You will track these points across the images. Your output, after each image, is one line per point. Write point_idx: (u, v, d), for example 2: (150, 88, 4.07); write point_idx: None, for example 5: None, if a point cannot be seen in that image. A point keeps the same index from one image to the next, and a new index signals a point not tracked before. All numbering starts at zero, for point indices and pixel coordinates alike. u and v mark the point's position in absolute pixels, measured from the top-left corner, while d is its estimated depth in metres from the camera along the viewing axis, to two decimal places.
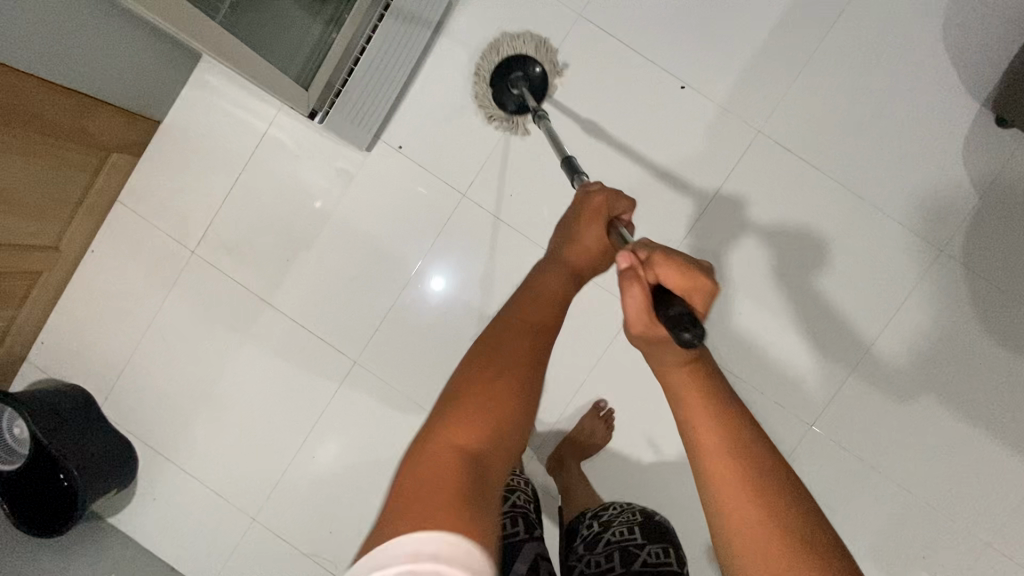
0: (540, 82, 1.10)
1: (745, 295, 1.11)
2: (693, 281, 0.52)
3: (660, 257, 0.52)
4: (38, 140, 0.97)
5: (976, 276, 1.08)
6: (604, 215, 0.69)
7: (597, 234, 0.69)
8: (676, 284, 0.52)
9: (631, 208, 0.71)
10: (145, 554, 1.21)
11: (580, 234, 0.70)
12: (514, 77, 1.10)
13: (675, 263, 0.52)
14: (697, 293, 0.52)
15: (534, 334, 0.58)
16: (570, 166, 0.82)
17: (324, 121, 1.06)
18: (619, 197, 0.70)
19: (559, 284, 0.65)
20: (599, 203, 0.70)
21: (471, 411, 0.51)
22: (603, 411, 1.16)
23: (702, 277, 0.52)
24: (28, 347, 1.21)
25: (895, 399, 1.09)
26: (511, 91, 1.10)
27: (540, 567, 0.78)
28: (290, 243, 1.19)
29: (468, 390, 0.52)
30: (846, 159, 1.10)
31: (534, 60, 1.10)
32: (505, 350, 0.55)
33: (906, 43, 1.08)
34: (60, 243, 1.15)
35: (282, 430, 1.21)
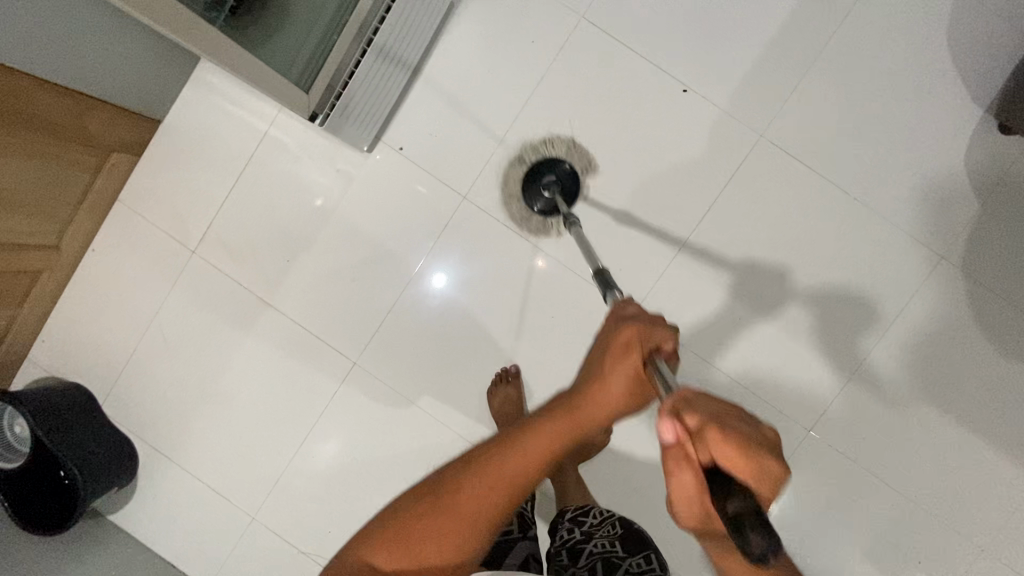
0: (572, 184, 1.12)
1: (744, 300, 1.11)
2: (759, 468, 0.44)
3: (711, 441, 0.44)
4: (39, 140, 0.97)
5: (975, 283, 1.08)
6: (637, 350, 0.55)
7: (626, 378, 0.55)
8: (736, 466, 0.44)
9: (675, 336, 0.56)
10: (145, 551, 1.22)
11: (605, 378, 0.56)
12: (547, 180, 1.12)
13: (735, 444, 0.44)
14: (761, 481, 0.44)
15: (502, 488, 0.53)
16: (602, 282, 0.80)
17: (325, 124, 1.07)
18: (654, 326, 0.56)
19: (550, 436, 0.54)
20: (630, 335, 0.56)
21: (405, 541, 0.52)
22: None
23: (767, 459, 0.44)
24: (29, 345, 1.22)
25: (893, 405, 1.09)
26: (542, 193, 1.12)
27: (530, 566, 0.86)
28: (289, 243, 1.19)
29: (409, 524, 0.53)
30: (848, 164, 1.09)
31: (568, 163, 1.12)
32: (457, 502, 0.53)
33: (910, 48, 1.07)
34: (60, 242, 1.15)
35: (282, 430, 1.21)
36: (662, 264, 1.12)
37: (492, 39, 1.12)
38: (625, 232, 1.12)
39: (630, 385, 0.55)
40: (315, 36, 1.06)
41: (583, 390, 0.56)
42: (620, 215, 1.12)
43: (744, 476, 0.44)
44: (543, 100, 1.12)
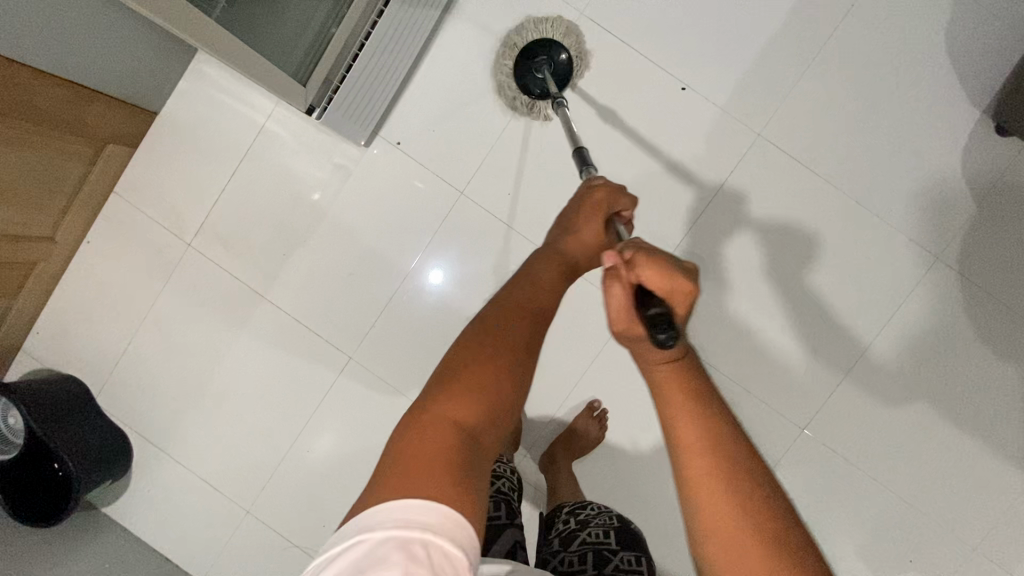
0: (566, 67, 1.09)
1: (740, 297, 1.11)
2: (675, 280, 0.51)
3: (643, 259, 0.51)
4: (34, 131, 0.96)
5: (970, 284, 1.08)
6: (604, 208, 0.69)
7: (597, 229, 0.69)
8: (657, 282, 0.50)
9: (634, 203, 0.71)
10: (139, 544, 1.22)
11: (580, 228, 0.69)
12: (539, 61, 1.08)
13: (658, 259, 0.51)
14: (676, 296, 0.51)
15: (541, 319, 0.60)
16: (580, 158, 0.82)
17: (323, 118, 1.05)
18: (621, 192, 0.70)
19: (550, 272, 0.65)
20: (600, 197, 0.70)
21: (477, 384, 0.52)
22: (597, 411, 1.16)
23: (684, 276, 0.51)
24: (24, 336, 1.21)
25: (888, 405, 1.10)
26: (535, 75, 1.08)
27: (518, 554, 0.80)
28: (286, 238, 1.18)
29: (471, 364, 0.54)
30: (845, 163, 1.09)
31: (565, 49, 1.08)
32: (501, 333, 0.56)
33: (910, 48, 1.07)
34: (55, 234, 1.14)
35: (277, 424, 1.21)
36: None
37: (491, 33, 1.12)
38: None
39: (598, 236, 0.69)
40: (314, 27, 1.06)
41: (565, 240, 0.69)
42: None
43: (662, 292, 0.51)
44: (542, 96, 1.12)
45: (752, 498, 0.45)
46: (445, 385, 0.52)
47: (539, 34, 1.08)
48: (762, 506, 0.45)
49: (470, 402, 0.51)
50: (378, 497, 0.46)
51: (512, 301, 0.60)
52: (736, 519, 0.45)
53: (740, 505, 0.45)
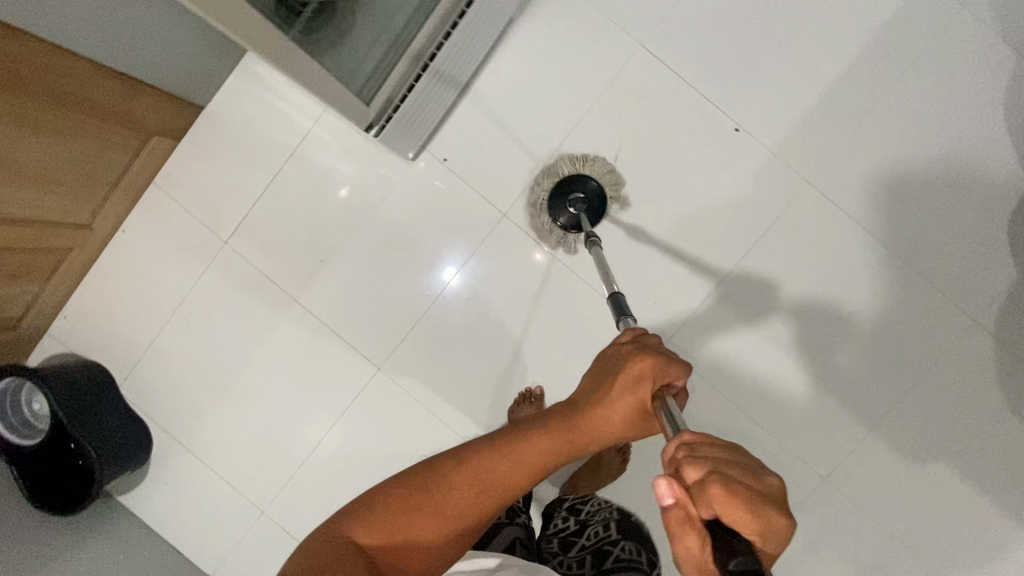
0: (599, 208, 1.11)
1: (772, 343, 1.11)
2: (763, 520, 0.40)
3: (718, 496, 0.39)
4: (84, 121, 0.95)
5: (1003, 350, 1.09)
6: (648, 382, 0.53)
7: (628, 406, 0.54)
8: (742, 525, 0.39)
9: (687, 377, 0.55)
10: (151, 534, 1.23)
11: (606, 398, 0.54)
12: (574, 197, 1.10)
13: (741, 496, 0.39)
14: (766, 541, 0.40)
15: (486, 495, 0.54)
16: (617, 307, 0.79)
17: (380, 136, 1.05)
18: (672, 363, 0.54)
19: (540, 449, 0.54)
20: (644, 366, 0.54)
21: (386, 523, 0.54)
22: (620, 444, 1.15)
23: (772, 512, 0.40)
24: (51, 320, 1.21)
25: (911, 462, 1.10)
26: (567, 209, 1.10)
27: (518, 550, 0.81)
28: (322, 245, 1.18)
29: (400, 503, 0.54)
30: (892, 218, 1.09)
31: (598, 183, 1.11)
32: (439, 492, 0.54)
33: (967, 108, 1.07)
34: (93, 221, 1.13)
35: (299, 428, 1.21)
36: (696, 299, 1.12)
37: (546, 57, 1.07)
38: (661, 266, 1.12)
39: (632, 414, 0.54)
40: (382, 41, 1.02)
41: (587, 411, 0.55)
42: (659, 248, 1.12)
43: (749, 535, 0.40)
44: (592, 125, 1.11)
45: None
46: (361, 514, 0.54)
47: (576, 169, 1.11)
48: None
49: (376, 531, 0.54)
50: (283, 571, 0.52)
51: (467, 459, 0.55)
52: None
53: None
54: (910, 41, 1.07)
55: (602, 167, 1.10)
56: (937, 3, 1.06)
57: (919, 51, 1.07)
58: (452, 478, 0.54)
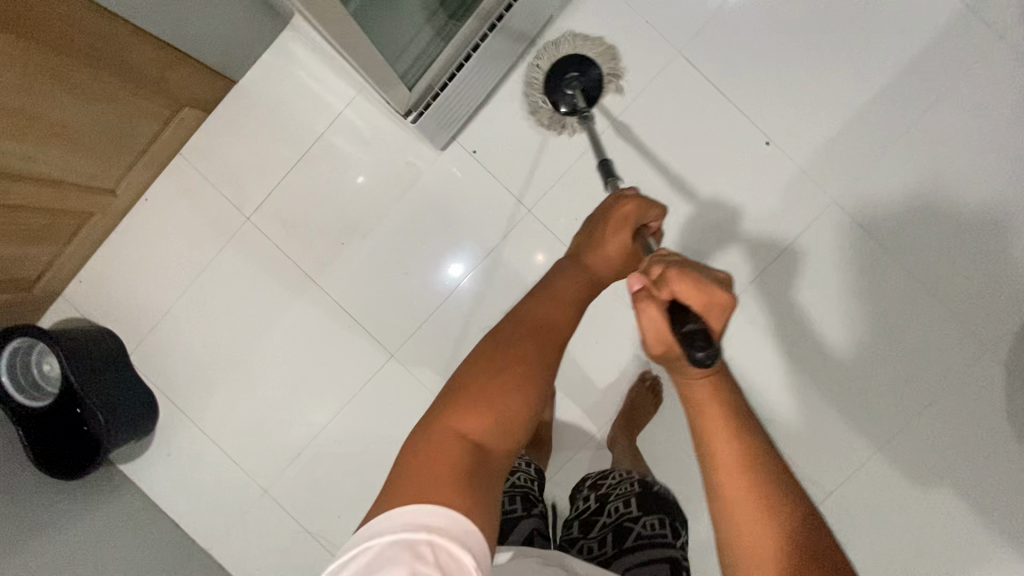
0: (597, 84, 1.07)
1: (786, 356, 1.12)
2: (710, 294, 0.52)
3: (675, 275, 0.52)
4: (118, 86, 0.96)
5: (1016, 381, 1.09)
6: (633, 221, 0.69)
7: (623, 241, 0.69)
8: (692, 295, 0.52)
9: (663, 215, 0.71)
10: (150, 506, 1.22)
11: (605, 240, 0.69)
12: (569, 76, 1.06)
13: (692, 275, 0.51)
14: (712, 309, 0.52)
15: (551, 340, 0.61)
16: (606, 170, 0.86)
17: (417, 123, 1.04)
18: (651, 204, 0.70)
19: (574, 288, 0.66)
20: (628, 210, 0.70)
21: (484, 400, 0.55)
22: (649, 381, 1.16)
23: (719, 288, 0.52)
24: (66, 283, 1.20)
25: (914, 485, 1.11)
26: (566, 90, 1.05)
27: (536, 542, 0.81)
28: (344, 227, 1.18)
29: (483, 377, 0.56)
30: (914, 242, 1.09)
31: (595, 64, 1.07)
32: (514, 352, 0.58)
33: (995, 138, 1.08)
34: (117, 187, 1.13)
35: (307, 409, 1.21)
36: None
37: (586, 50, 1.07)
38: None
39: (623, 253, 0.69)
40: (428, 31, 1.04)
41: (591, 254, 0.69)
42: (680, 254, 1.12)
43: (698, 304, 0.52)
44: (624, 128, 1.12)
45: (787, 523, 0.47)
46: (452, 402, 0.55)
47: (570, 50, 1.07)
48: (790, 529, 0.47)
49: (477, 415, 0.54)
50: (384, 506, 0.49)
51: (524, 313, 0.62)
52: (770, 551, 0.46)
53: (781, 535, 0.46)
54: (945, 68, 1.08)
55: (598, 50, 1.07)
56: (975, 33, 1.07)
57: (953, 79, 1.07)
58: (518, 333, 0.60)
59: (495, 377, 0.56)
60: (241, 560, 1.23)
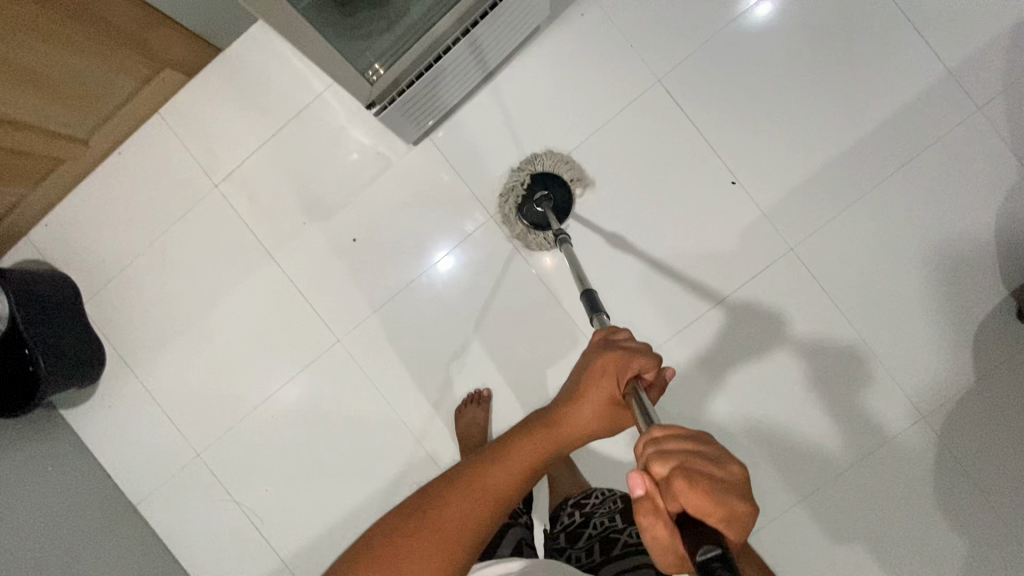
0: (563, 192, 1.12)
1: (726, 398, 1.12)
2: (727, 508, 0.41)
3: (679, 483, 0.42)
4: (96, 39, 0.96)
5: (949, 453, 1.08)
6: (618, 374, 0.59)
7: (607, 396, 0.59)
8: (702, 509, 0.41)
9: (656, 367, 0.60)
10: (84, 453, 1.24)
11: (584, 396, 0.59)
12: (538, 195, 1.11)
13: (701, 484, 0.42)
14: (732, 524, 0.42)
15: (492, 497, 0.54)
16: (590, 304, 0.81)
17: (380, 116, 0.99)
18: (639, 354, 0.60)
19: (535, 446, 0.57)
20: (610, 361, 0.60)
21: (387, 567, 0.50)
22: None
23: (729, 494, 0.42)
24: (31, 226, 1.22)
25: (832, 540, 1.10)
26: (535, 208, 1.11)
27: (524, 551, 0.83)
28: (310, 207, 1.19)
29: (399, 538, 0.51)
30: (864, 299, 1.09)
31: (559, 178, 1.12)
32: (442, 514, 0.52)
33: (958, 209, 1.07)
34: (90, 138, 1.14)
35: (250, 380, 1.23)
36: (660, 339, 1.13)
37: (551, 169, 1.12)
38: (634, 300, 1.13)
39: (607, 408, 0.59)
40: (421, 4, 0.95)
41: (566, 405, 0.59)
42: (634, 279, 1.13)
43: (713, 521, 0.41)
44: (596, 148, 1.12)
45: None
46: (357, 564, 0.51)
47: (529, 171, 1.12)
48: None
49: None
50: None
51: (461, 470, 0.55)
52: None
53: None
54: (919, 132, 1.07)
55: (550, 161, 1.12)
56: (952, 101, 1.07)
57: (925, 145, 1.07)
58: (455, 487, 0.54)
59: (409, 539, 0.51)
60: (165, 517, 1.25)
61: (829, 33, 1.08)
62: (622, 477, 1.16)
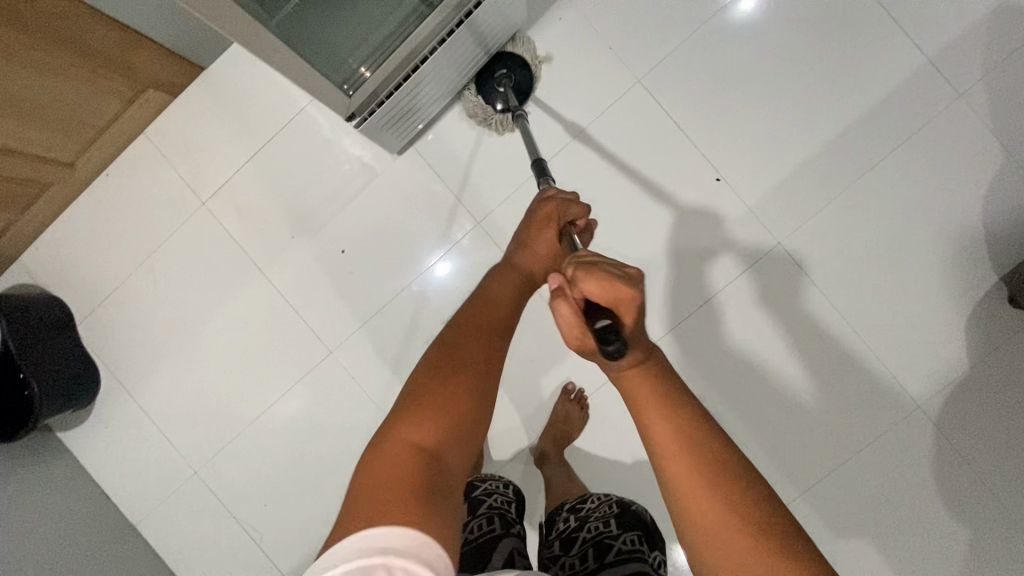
0: (525, 73, 1.10)
1: (720, 394, 1.11)
2: (618, 290, 0.52)
3: (582, 275, 0.53)
4: (77, 64, 0.97)
5: (946, 442, 1.08)
6: (556, 220, 0.72)
7: (550, 238, 0.71)
8: (598, 292, 0.52)
9: (585, 211, 0.74)
10: (82, 475, 1.24)
11: (534, 241, 0.71)
12: (499, 74, 1.09)
13: (597, 275, 0.52)
14: (623, 305, 0.53)
15: (491, 327, 0.59)
16: (539, 168, 0.86)
17: (360, 128, 0.99)
18: (573, 203, 0.73)
19: (504, 286, 0.65)
20: (549, 210, 0.72)
21: (435, 404, 0.51)
22: (574, 394, 1.16)
23: (619, 282, 0.52)
24: (21, 250, 1.22)
25: (833, 533, 1.10)
26: (496, 89, 1.09)
27: (517, 562, 0.82)
28: (297, 220, 1.20)
29: (436, 383, 0.53)
30: (854, 290, 1.09)
31: (522, 59, 1.10)
32: (462, 350, 0.56)
33: (944, 196, 1.07)
34: (77, 160, 1.15)
35: (244, 395, 1.23)
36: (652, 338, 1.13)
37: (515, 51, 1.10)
38: None
39: (552, 247, 0.71)
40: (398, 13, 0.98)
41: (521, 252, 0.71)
42: None
43: (606, 302, 0.53)
44: (579, 151, 1.12)
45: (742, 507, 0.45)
46: (406, 414, 0.51)
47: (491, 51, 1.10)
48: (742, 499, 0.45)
49: (430, 422, 0.50)
50: (341, 534, 0.44)
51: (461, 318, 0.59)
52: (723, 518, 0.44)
53: (733, 514, 0.44)
54: (900, 121, 1.07)
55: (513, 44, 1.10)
56: (934, 90, 1.07)
57: (908, 134, 1.07)
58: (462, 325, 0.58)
59: (448, 378, 0.53)
60: (165, 536, 1.24)
61: (806, 26, 1.08)
62: (620, 478, 1.16)
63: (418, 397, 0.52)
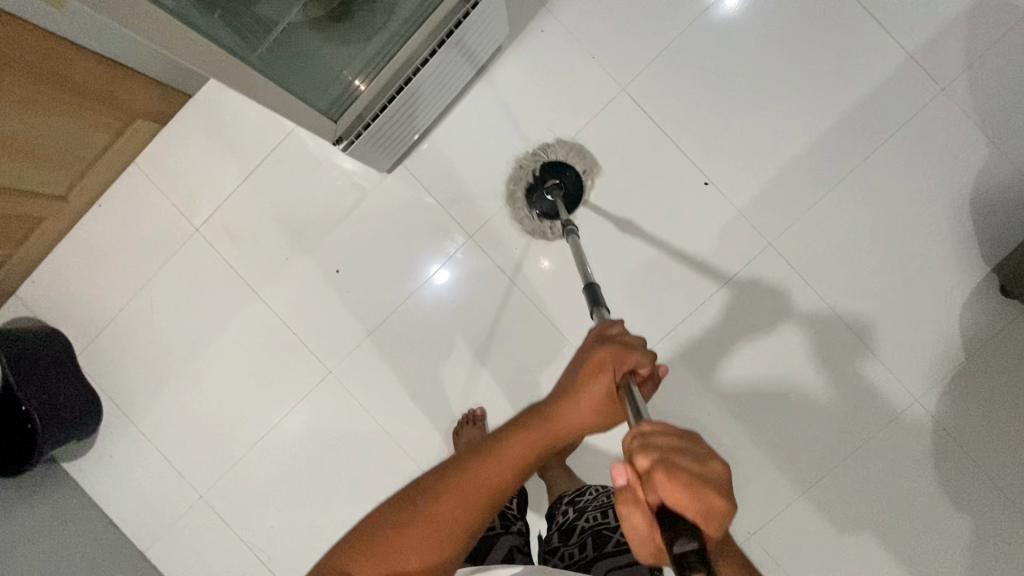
0: (574, 182, 1.12)
1: (719, 396, 1.12)
2: (705, 502, 0.42)
3: (661, 477, 0.42)
4: (65, 100, 0.98)
5: (945, 434, 1.08)
6: (612, 365, 0.56)
7: (602, 389, 0.56)
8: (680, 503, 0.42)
9: (652, 362, 0.57)
10: (88, 504, 1.25)
11: (581, 388, 0.57)
12: (548, 184, 1.11)
13: (680, 479, 0.42)
14: (709, 520, 0.42)
15: (478, 496, 0.54)
16: (591, 297, 0.80)
17: (348, 151, 1.00)
18: (635, 347, 0.58)
19: (518, 446, 0.55)
20: (605, 353, 0.58)
21: (378, 553, 0.55)
22: None
23: (706, 490, 0.42)
24: (18, 284, 1.23)
25: (838, 530, 1.10)
26: (544, 197, 1.12)
27: (516, 557, 0.84)
28: (290, 242, 1.20)
29: (388, 531, 0.55)
30: (847, 288, 1.10)
31: (571, 168, 1.12)
32: (430, 510, 0.54)
33: (932, 190, 1.08)
34: (68, 194, 1.15)
35: (246, 418, 1.23)
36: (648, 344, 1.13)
37: (563, 159, 1.12)
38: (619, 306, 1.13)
39: (600, 404, 0.56)
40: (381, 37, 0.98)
41: (558, 401, 0.57)
42: (616, 286, 1.13)
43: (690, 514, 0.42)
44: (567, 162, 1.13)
45: None
46: (358, 544, 0.56)
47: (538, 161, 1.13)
48: None
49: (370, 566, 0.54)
50: None
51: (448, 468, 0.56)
52: None
53: None
54: (884, 118, 1.08)
55: (563, 151, 1.12)
56: (916, 85, 1.07)
57: (892, 130, 1.08)
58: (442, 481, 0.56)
59: (401, 530, 0.55)
60: (173, 561, 1.25)
61: (786, 27, 1.09)
62: None
63: (370, 542, 0.55)
